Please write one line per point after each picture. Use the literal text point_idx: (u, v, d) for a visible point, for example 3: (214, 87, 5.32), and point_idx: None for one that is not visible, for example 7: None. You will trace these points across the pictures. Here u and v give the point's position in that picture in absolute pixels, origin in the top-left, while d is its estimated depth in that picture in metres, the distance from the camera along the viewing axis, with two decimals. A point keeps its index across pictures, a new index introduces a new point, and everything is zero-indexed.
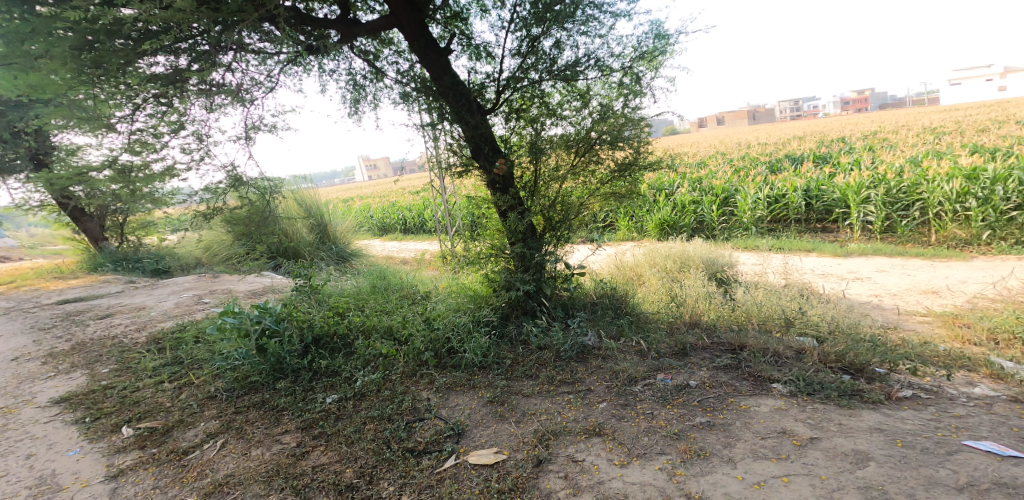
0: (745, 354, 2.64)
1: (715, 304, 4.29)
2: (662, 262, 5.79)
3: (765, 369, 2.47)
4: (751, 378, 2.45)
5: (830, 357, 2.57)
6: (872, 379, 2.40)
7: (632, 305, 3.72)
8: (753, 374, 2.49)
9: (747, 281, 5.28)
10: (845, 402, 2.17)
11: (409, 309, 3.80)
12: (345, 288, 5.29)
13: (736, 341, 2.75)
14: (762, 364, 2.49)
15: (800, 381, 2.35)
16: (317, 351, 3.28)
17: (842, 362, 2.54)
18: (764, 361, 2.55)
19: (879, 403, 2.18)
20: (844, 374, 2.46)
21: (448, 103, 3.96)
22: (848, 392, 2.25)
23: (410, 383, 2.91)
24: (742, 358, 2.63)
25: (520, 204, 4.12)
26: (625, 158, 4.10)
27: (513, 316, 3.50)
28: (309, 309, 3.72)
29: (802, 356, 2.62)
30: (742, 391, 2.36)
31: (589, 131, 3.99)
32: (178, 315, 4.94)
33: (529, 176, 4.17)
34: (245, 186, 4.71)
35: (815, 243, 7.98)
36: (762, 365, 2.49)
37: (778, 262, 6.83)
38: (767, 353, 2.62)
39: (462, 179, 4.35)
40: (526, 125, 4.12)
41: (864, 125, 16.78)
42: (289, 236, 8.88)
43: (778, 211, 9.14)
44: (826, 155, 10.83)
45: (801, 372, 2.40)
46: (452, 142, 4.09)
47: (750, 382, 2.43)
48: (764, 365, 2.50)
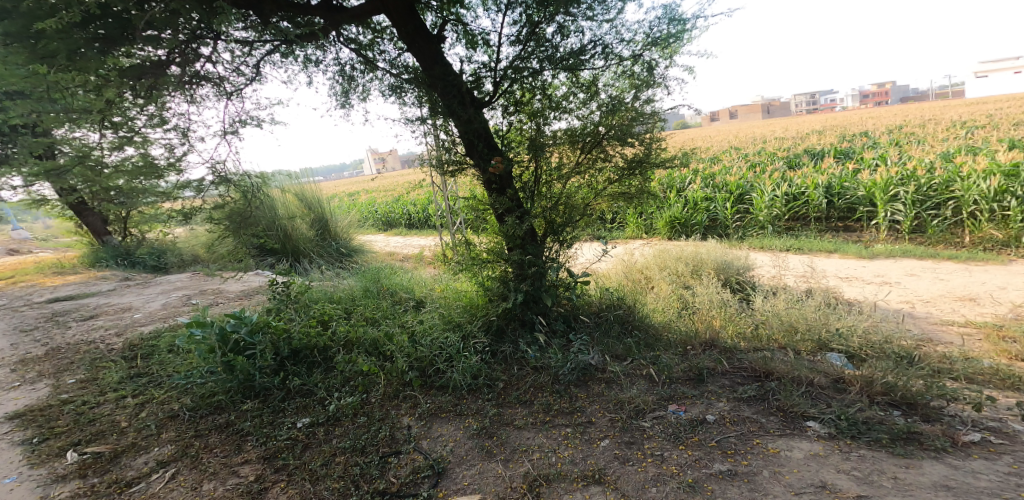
0: (772, 384, 2.30)
1: (733, 318, 3.93)
2: (673, 265, 5.44)
3: (795, 404, 2.13)
4: (781, 414, 2.11)
5: (875, 388, 2.21)
6: (928, 418, 2.04)
7: (642, 317, 3.38)
8: (782, 409, 2.14)
9: (766, 286, 4.91)
10: (898, 450, 1.81)
11: (398, 319, 3.51)
12: (336, 290, 5.02)
13: (762, 368, 2.41)
14: (793, 397, 2.14)
15: (839, 420, 2.00)
16: (293, 368, 2.99)
17: (890, 395, 2.17)
18: (796, 393, 2.20)
19: (942, 452, 1.82)
20: (894, 410, 2.10)
21: (441, 95, 3.63)
22: (900, 435, 1.89)
23: (391, 406, 2.61)
24: (769, 387, 2.29)
25: (519, 206, 3.79)
26: (636, 154, 3.75)
27: (508, 330, 3.18)
28: (290, 317, 3.44)
29: (839, 386, 2.27)
30: (769, 430, 2.02)
31: (597, 125, 3.65)
32: (162, 319, 4.70)
33: (529, 174, 3.83)
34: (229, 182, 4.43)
35: (838, 243, 7.53)
36: (793, 398, 2.14)
37: (798, 264, 6.43)
38: (799, 383, 2.27)
39: (457, 178, 4.02)
40: (527, 118, 3.77)
41: (886, 120, 16.15)
42: (288, 232, 8.56)
43: (795, 209, 8.71)
44: (848, 150, 10.34)
45: (839, 409, 2.05)
46: (446, 137, 3.77)
47: (779, 419, 2.08)
48: (795, 397, 2.15)
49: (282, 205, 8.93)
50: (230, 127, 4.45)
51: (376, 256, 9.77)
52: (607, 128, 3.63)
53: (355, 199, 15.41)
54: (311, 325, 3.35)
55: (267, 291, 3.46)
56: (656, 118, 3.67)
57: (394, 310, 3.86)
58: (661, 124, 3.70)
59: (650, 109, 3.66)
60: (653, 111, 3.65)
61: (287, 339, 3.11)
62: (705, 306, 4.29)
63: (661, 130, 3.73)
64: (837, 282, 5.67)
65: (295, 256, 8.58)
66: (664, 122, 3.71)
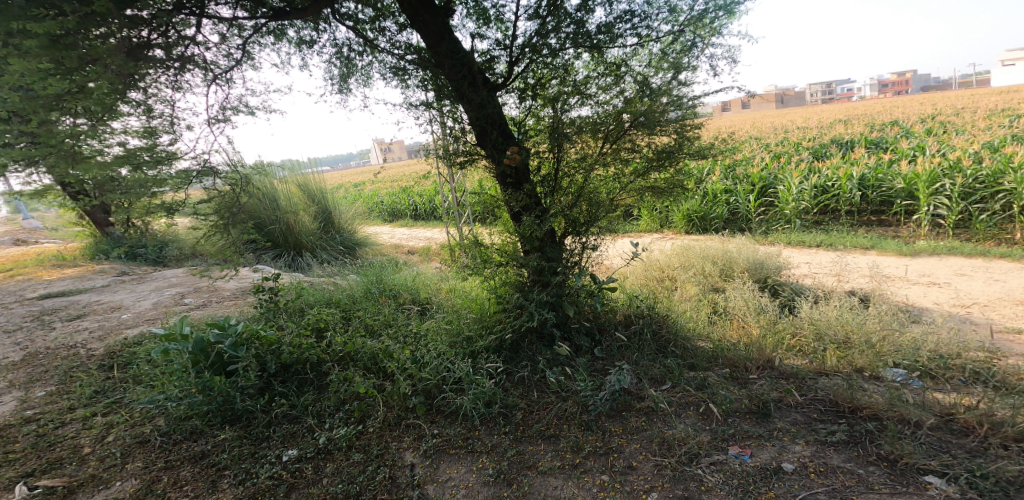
0: (868, 425, 1.93)
1: (777, 332, 3.53)
2: (698, 264, 5.02)
3: (907, 452, 1.76)
4: (887, 465, 1.74)
5: (1005, 432, 1.83)
6: None
7: (676, 330, 3.00)
8: (887, 458, 1.78)
9: (804, 289, 4.49)
10: None
11: (400, 329, 3.14)
12: (335, 290, 4.66)
13: (849, 402, 2.05)
14: (902, 444, 1.77)
15: (968, 477, 1.64)
16: (280, 389, 2.65)
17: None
18: (904, 438, 1.83)
19: None
20: None
21: (448, 77, 3.21)
22: None
23: (390, 438, 2.26)
24: (864, 428, 1.92)
25: (537, 204, 3.36)
26: (666, 145, 3.30)
27: (525, 344, 2.81)
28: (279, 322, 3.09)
29: (952, 428, 1.91)
30: (875, 488, 1.65)
31: (622, 112, 3.22)
32: (149, 320, 4.36)
33: (547, 167, 3.37)
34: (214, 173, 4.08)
35: (875, 240, 7.05)
36: (901, 445, 1.78)
37: (834, 262, 5.97)
38: (902, 425, 1.90)
39: (466, 171, 3.60)
40: (545, 103, 3.33)
41: (912, 109, 15.47)
42: (290, 225, 8.21)
43: (825, 202, 8.20)
44: (879, 140, 9.80)
45: (970, 464, 1.69)
46: (456, 125, 3.35)
47: (885, 472, 1.72)
48: (904, 444, 1.78)
49: (284, 196, 8.56)
50: (219, 116, 4.06)
51: (381, 249, 9.40)
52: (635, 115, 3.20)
53: (359, 190, 15.01)
54: (301, 334, 3.00)
55: (254, 296, 3.10)
56: (692, 102, 3.23)
57: (397, 317, 3.50)
58: (697, 110, 3.27)
59: (685, 93, 3.21)
60: (688, 95, 3.20)
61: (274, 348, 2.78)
62: (741, 312, 3.87)
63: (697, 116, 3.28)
64: (881, 281, 5.20)
65: (298, 249, 8.23)
66: (700, 107, 3.27)
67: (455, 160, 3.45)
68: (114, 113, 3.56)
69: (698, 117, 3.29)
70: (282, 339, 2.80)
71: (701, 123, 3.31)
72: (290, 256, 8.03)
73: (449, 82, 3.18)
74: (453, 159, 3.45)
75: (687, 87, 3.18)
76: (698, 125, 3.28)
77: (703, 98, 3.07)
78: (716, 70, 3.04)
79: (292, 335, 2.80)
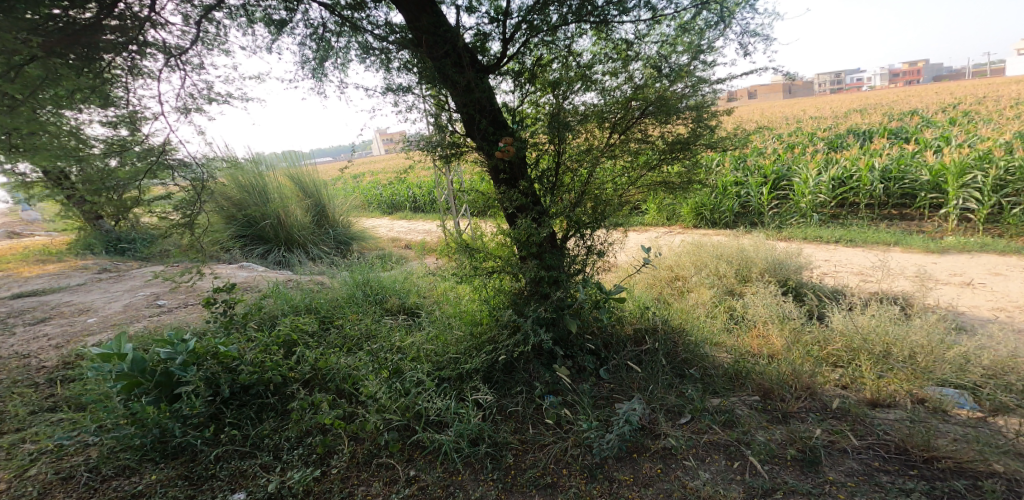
0: (952, 482, 1.63)
1: (805, 346, 3.15)
2: (711, 263, 4.63)
3: None
4: None
5: None
6: None
7: (693, 346, 2.66)
8: None
9: (829, 290, 4.11)
10: None
11: (380, 344, 2.80)
12: (319, 293, 4.31)
13: (923, 451, 1.75)
14: None
15: None
16: (233, 417, 2.35)
17: None
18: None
19: None
20: None
21: (431, 58, 2.79)
22: None
23: (357, 482, 1.94)
24: (947, 486, 1.63)
25: (533, 204, 2.95)
26: (680, 135, 2.89)
27: (519, 365, 2.48)
28: (241, 336, 2.75)
29: None
30: None
31: (631, 99, 2.81)
32: (115, 324, 4.02)
33: (547, 161, 2.96)
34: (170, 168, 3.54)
35: (897, 235, 6.64)
36: None
37: (858, 262, 5.58)
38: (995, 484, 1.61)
39: (453, 164, 3.23)
40: (544, 90, 2.92)
41: (930, 98, 14.91)
42: (282, 220, 7.85)
43: (843, 195, 7.75)
44: (899, 130, 9.34)
45: None
46: (442, 115, 2.94)
47: None
48: None
49: (273, 188, 8.11)
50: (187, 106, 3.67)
51: (376, 243, 9.03)
52: (645, 101, 2.80)
53: (358, 181, 14.56)
54: (264, 349, 2.67)
55: (211, 309, 2.78)
56: (713, 86, 2.83)
57: (379, 327, 3.15)
58: (718, 95, 2.86)
59: (705, 75, 2.80)
60: (708, 78, 2.79)
61: (229, 368, 2.48)
62: (763, 320, 3.49)
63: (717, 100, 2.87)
64: (911, 281, 4.78)
65: (289, 245, 7.87)
66: (722, 91, 2.86)
67: (440, 154, 3.05)
68: (66, 101, 3.19)
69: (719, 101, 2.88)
70: (238, 357, 2.49)
71: (723, 108, 2.90)
72: (281, 251, 7.67)
73: (431, 63, 2.77)
74: (438, 153, 3.06)
75: (706, 69, 2.77)
76: (720, 110, 2.86)
77: (727, 81, 2.67)
78: (744, 48, 2.63)
79: (250, 353, 2.49)
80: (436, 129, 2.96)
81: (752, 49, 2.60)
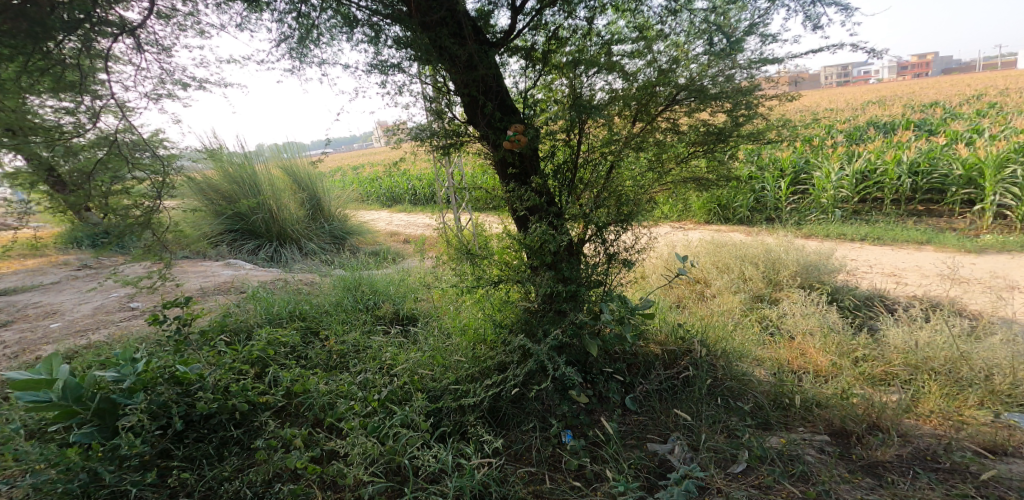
0: None
1: (856, 364, 2.80)
2: (734, 263, 4.21)
3: None
4: None
5: None
6: None
7: (734, 373, 2.34)
8: None
9: (870, 295, 3.73)
10: None
11: (371, 367, 2.44)
12: (303, 297, 3.91)
13: None
14: None
15: None
16: (184, 458, 2.00)
17: None
18: None
19: None
20: None
21: (427, 32, 2.35)
22: None
23: None
24: None
25: (547, 204, 2.53)
26: (716, 123, 2.47)
27: (528, 397, 2.14)
28: (199, 357, 2.37)
29: None
30: None
31: (658, 82, 2.39)
32: (77, 331, 3.61)
33: (563, 156, 2.53)
34: (131, 163, 3.05)
35: (928, 233, 6.22)
36: None
37: (891, 263, 5.19)
38: None
39: (453, 157, 2.82)
40: (559, 71, 2.49)
41: (948, 90, 14.40)
42: (274, 213, 7.44)
43: (867, 190, 7.33)
44: (922, 122, 8.91)
45: None
46: (440, 99, 2.53)
47: None
48: None
49: (265, 181, 7.68)
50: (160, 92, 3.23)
51: (374, 237, 8.63)
52: (678, 85, 2.39)
53: (354, 172, 14.06)
54: (228, 372, 2.33)
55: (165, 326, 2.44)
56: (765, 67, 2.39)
57: (370, 344, 2.78)
58: (770, 77, 2.43)
59: (755, 54, 2.37)
60: (758, 58, 2.36)
61: (184, 395, 2.16)
62: (803, 332, 3.12)
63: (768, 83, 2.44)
64: (952, 284, 4.41)
65: (281, 240, 7.47)
66: (774, 74, 2.43)
67: (437, 145, 2.65)
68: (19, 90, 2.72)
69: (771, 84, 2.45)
70: (196, 380, 2.18)
71: (773, 92, 2.46)
72: (273, 247, 7.28)
73: (427, 36, 2.33)
74: (435, 145, 2.66)
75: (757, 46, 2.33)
76: (770, 94, 2.44)
77: (785, 61, 2.24)
78: (811, 21, 2.19)
79: (209, 377, 2.18)
80: (433, 116, 2.55)
81: (822, 22, 2.16)
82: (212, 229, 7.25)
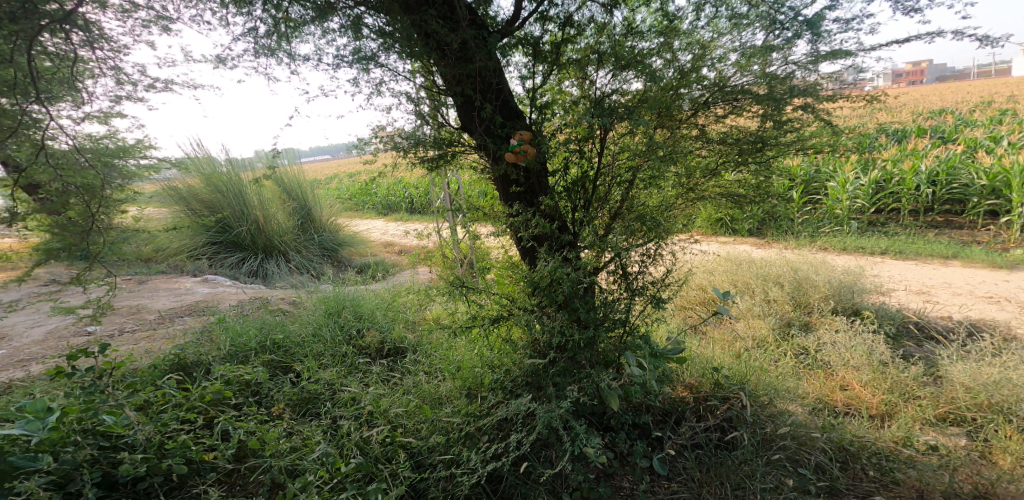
0: None
1: (912, 405, 2.46)
2: (756, 282, 3.82)
3: None
4: None
5: None
6: None
7: (783, 427, 1.99)
8: None
9: (910, 319, 3.38)
10: None
11: (352, 428, 2.08)
12: (276, 321, 3.48)
13: None
14: None
15: None
16: None
17: None
18: None
19: None
20: None
21: (410, 18, 1.97)
22: None
23: None
24: None
25: (557, 229, 2.17)
26: (757, 129, 2.10)
27: (535, 464, 1.77)
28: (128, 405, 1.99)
29: None
30: None
31: (685, 81, 2.04)
32: (14, 362, 3.16)
33: (577, 173, 2.17)
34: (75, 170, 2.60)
35: (953, 246, 5.87)
36: None
37: (919, 280, 4.83)
38: None
39: (447, 170, 2.45)
40: (568, 70, 2.13)
41: (951, 97, 14.18)
42: (259, 224, 7.01)
43: (884, 200, 6.98)
44: (935, 129, 8.62)
45: None
46: (425, 101, 2.16)
47: None
48: None
49: (252, 190, 7.18)
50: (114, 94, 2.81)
51: (365, 249, 8.22)
52: (707, 85, 2.05)
53: (345, 181, 13.59)
54: (162, 427, 1.95)
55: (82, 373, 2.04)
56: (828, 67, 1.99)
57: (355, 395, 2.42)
58: (837, 80, 2.00)
59: (816, 49, 1.97)
60: (815, 54, 1.98)
61: (107, 454, 1.78)
62: (845, 366, 2.76)
63: (836, 88, 2.00)
64: (989, 305, 4.08)
65: (266, 252, 7.03)
66: (845, 78, 2.00)
67: (425, 155, 2.29)
68: None
69: (839, 91, 2.02)
70: (125, 433, 1.82)
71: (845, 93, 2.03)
72: (257, 259, 6.85)
73: (410, 22, 1.95)
74: (423, 155, 2.30)
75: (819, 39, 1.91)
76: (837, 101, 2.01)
77: (855, 55, 1.84)
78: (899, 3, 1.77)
79: (138, 432, 1.81)
80: (418, 122, 2.19)
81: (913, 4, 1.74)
82: (193, 241, 6.82)
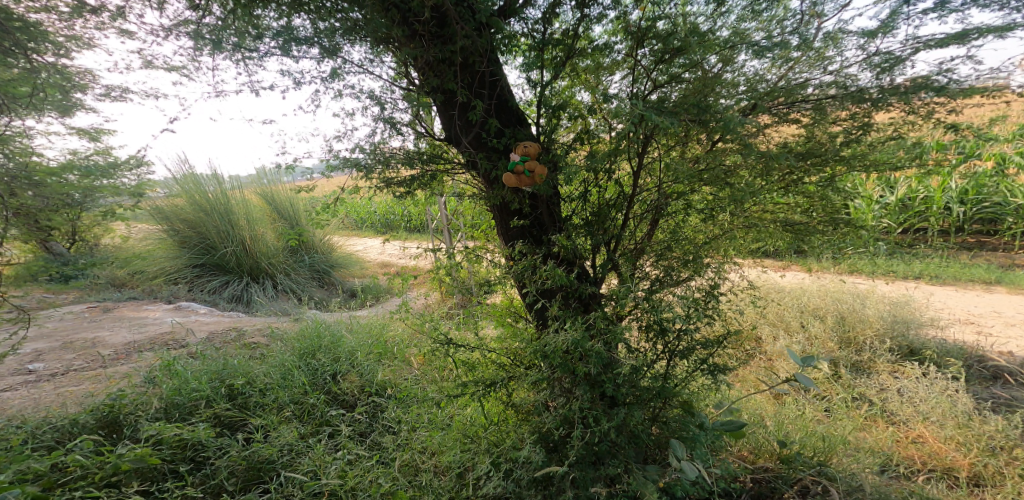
0: None
1: (1014, 468, 1.96)
2: (792, 313, 3.37)
3: None
4: None
5: None
6: None
7: None
8: None
9: (977, 358, 2.89)
10: None
11: None
12: (244, 359, 3.05)
13: None
14: None
15: None
16: None
17: None
18: None
19: None
20: None
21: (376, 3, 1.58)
22: None
23: None
24: None
25: (569, 258, 1.77)
26: (813, 137, 1.65)
27: None
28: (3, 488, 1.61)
29: None
30: None
31: (732, 78, 1.58)
32: None
33: (592, 190, 1.74)
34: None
35: (993, 270, 5.38)
36: None
37: (967, 307, 4.34)
38: None
39: (436, 181, 2.04)
40: (579, 66, 1.71)
41: None
42: (246, 243, 6.55)
43: (910, 220, 6.53)
44: None
45: None
46: (401, 106, 1.83)
47: None
48: None
49: (241, 209, 6.73)
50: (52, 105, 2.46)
51: (361, 270, 7.81)
52: (754, 83, 1.60)
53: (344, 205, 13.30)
54: None
55: None
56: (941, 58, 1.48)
57: (316, 464, 1.97)
58: (951, 73, 1.49)
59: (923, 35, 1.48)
60: (918, 41, 1.49)
61: None
62: (917, 416, 2.28)
63: (970, 81, 1.47)
64: None
65: (253, 274, 6.56)
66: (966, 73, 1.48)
67: (397, 176, 1.97)
68: None
69: (975, 85, 1.48)
70: None
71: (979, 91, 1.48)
72: (241, 283, 6.37)
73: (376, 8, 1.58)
74: (396, 175, 1.97)
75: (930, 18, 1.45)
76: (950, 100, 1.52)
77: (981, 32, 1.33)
78: None
79: None
80: (390, 131, 1.86)
81: None
82: (174, 264, 6.31)
